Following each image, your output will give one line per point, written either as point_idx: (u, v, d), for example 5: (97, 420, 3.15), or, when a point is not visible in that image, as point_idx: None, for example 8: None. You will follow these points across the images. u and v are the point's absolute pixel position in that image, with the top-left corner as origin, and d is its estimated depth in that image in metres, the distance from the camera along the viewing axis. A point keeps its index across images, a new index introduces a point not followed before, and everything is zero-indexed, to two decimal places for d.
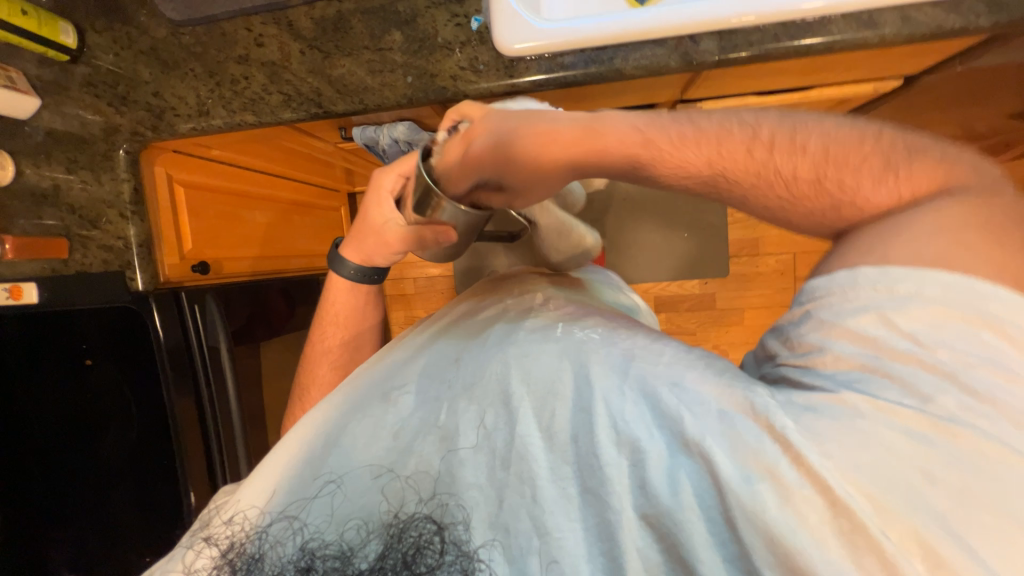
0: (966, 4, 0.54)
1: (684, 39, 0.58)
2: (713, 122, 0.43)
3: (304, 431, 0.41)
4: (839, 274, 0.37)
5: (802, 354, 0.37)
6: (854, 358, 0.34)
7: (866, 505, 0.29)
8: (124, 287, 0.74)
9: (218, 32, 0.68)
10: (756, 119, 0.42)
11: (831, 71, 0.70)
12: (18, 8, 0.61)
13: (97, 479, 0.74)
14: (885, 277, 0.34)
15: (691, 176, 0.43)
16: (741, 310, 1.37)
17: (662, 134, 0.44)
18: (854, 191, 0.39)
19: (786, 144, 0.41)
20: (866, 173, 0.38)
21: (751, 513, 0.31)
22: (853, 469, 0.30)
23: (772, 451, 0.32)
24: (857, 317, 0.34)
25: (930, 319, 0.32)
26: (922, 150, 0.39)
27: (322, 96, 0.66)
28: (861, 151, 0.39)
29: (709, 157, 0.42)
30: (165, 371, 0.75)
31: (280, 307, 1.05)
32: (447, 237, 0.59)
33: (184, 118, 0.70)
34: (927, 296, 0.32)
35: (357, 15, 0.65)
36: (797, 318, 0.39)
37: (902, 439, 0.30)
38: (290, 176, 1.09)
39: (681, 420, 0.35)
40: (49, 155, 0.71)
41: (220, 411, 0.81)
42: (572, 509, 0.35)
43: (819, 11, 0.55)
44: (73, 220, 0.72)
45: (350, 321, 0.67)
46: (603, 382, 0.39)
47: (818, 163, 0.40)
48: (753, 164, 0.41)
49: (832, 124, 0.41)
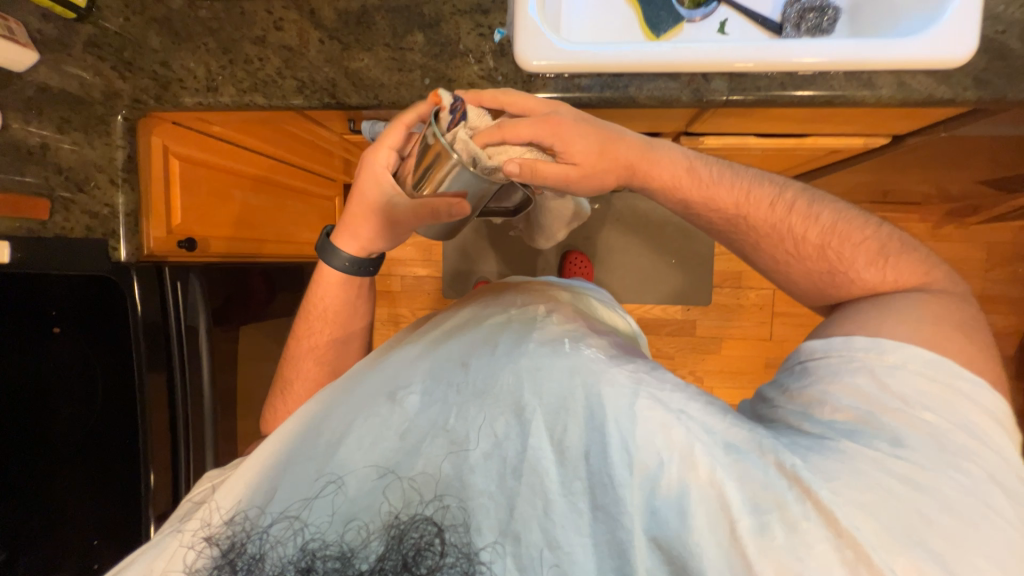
0: (955, 77, 0.59)
1: (696, 76, 0.61)
2: (750, 175, 0.54)
3: (310, 430, 0.41)
4: (837, 340, 0.46)
5: (800, 403, 0.44)
6: (849, 411, 0.41)
7: (873, 539, 0.34)
8: (106, 256, 0.73)
9: (237, 11, 0.67)
10: (782, 183, 0.54)
11: (829, 123, 0.74)
12: None
13: (54, 452, 0.71)
14: (877, 346, 0.44)
15: (720, 213, 0.53)
16: (720, 339, 1.41)
17: (709, 173, 0.53)
18: (849, 264, 0.51)
19: (804, 209, 0.52)
20: (861, 253, 0.50)
21: (760, 543, 0.35)
22: (860, 509, 0.35)
23: (782, 486, 0.36)
24: (855, 376, 0.43)
25: (916, 386, 0.41)
26: (913, 249, 0.51)
27: (336, 87, 0.66)
28: (862, 233, 0.51)
29: (739, 202, 0.52)
30: (138, 345, 0.72)
31: (259, 291, 1.00)
32: (461, 210, 0.52)
33: (190, 92, 0.68)
34: (910, 367, 0.42)
35: (381, 12, 0.65)
36: (797, 371, 0.48)
37: (901, 485, 0.36)
38: (289, 160, 1.07)
39: (692, 448, 0.38)
40: (41, 112, 0.66)
41: (192, 394, 0.77)
42: (582, 523, 0.36)
43: (824, 66, 0.59)
44: (58, 181, 0.68)
45: (340, 318, 0.65)
46: (614, 401, 0.41)
47: (825, 233, 0.51)
48: (775, 216, 0.52)
49: (843, 207, 0.53)
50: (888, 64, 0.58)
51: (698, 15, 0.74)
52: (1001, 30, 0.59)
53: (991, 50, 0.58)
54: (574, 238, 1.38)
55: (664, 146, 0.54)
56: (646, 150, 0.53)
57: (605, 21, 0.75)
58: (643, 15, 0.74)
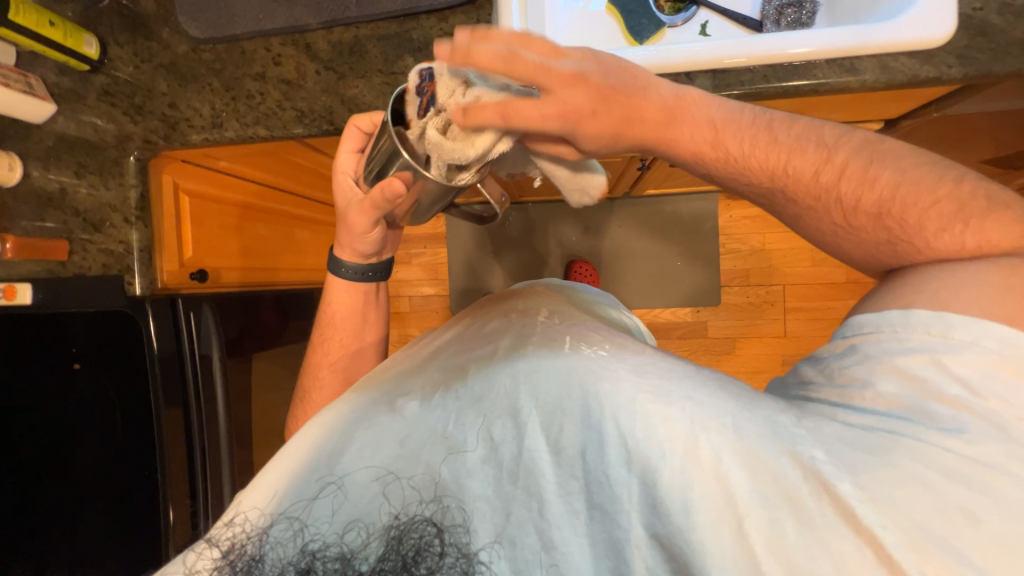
0: (939, 56, 0.59)
1: (680, 76, 0.62)
2: (794, 133, 0.48)
3: (306, 434, 0.40)
4: (892, 314, 0.42)
5: (843, 384, 0.42)
6: (895, 398, 0.39)
7: (899, 540, 0.33)
8: (121, 290, 0.75)
9: (238, 51, 0.71)
10: (836, 141, 0.48)
11: (820, 111, 0.74)
12: (46, 19, 0.63)
13: (75, 489, 0.71)
14: (941, 323, 0.39)
15: (754, 182, 0.49)
16: (734, 340, 1.38)
17: (743, 132, 0.48)
18: (915, 233, 0.45)
19: (857, 174, 0.46)
20: (931, 219, 0.44)
21: (770, 540, 0.35)
22: (886, 505, 0.34)
23: (797, 480, 0.36)
24: (908, 357, 0.40)
25: (986, 368, 0.37)
26: (1004, 207, 0.44)
27: (334, 114, 0.69)
28: (935, 196, 0.44)
29: (777, 172, 0.48)
30: (154, 381, 0.72)
31: (271, 320, 1.02)
32: (392, 189, 0.51)
33: (197, 129, 0.72)
34: (983, 347, 0.37)
35: (373, 41, 0.68)
36: (840, 347, 0.46)
37: (939, 478, 0.34)
38: (295, 190, 1.10)
39: (700, 443, 0.37)
40: (59, 159, 0.71)
41: (207, 421, 0.78)
42: (578, 524, 0.38)
43: (806, 56, 0.60)
44: (76, 224, 0.73)
45: (350, 323, 0.67)
46: (614, 400, 0.40)
47: (882, 200, 0.46)
48: (819, 186, 0.47)
49: (915, 164, 0.46)
50: (868, 50, 0.59)
51: (679, 20, 0.76)
52: (979, 6, 0.59)
53: (972, 28, 0.59)
54: (577, 247, 1.39)
55: (692, 101, 0.48)
56: (665, 120, 0.47)
57: (590, 32, 0.77)
58: (625, 24, 0.76)
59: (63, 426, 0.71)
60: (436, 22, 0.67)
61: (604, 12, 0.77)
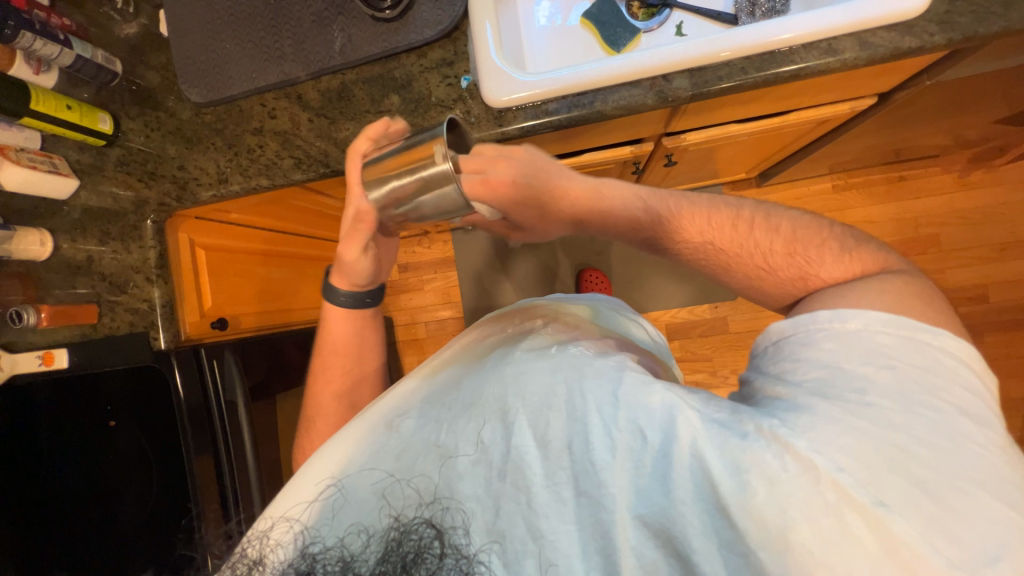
0: (919, 25, 0.58)
1: (657, 79, 0.63)
2: (707, 198, 0.53)
3: (319, 451, 0.42)
4: (801, 317, 0.43)
5: (775, 374, 0.41)
6: (818, 370, 0.38)
7: (858, 480, 0.31)
8: (147, 346, 0.77)
9: (236, 109, 0.75)
10: (741, 202, 0.52)
11: (805, 95, 0.73)
12: (62, 104, 0.69)
13: (112, 543, 0.72)
14: (838, 316, 0.40)
15: (687, 242, 0.52)
16: (758, 332, 1.33)
17: (667, 199, 0.53)
18: (817, 266, 0.48)
19: (763, 225, 0.50)
20: (826, 253, 0.48)
21: (741, 502, 0.33)
22: (838, 450, 0.32)
23: (760, 446, 0.34)
24: (823, 342, 0.40)
25: (885, 342, 0.38)
26: None
27: (329, 157, 0.72)
28: (820, 235, 0.49)
29: (706, 230, 0.51)
30: (183, 430, 0.74)
31: (295, 358, 1.05)
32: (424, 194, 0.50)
33: (205, 186, 0.76)
34: (872, 330, 0.39)
35: (358, 84, 0.71)
36: (770, 352, 0.44)
37: (865, 423, 0.34)
38: (297, 231, 1.15)
39: (675, 420, 0.37)
40: (85, 230, 0.77)
41: (238, 468, 0.78)
42: (566, 511, 0.36)
43: (784, 42, 0.59)
44: (103, 287, 0.77)
45: (349, 350, 0.67)
46: (596, 392, 0.40)
47: (789, 242, 0.49)
48: (739, 237, 0.50)
49: (797, 214, 0.52)
50: (846, 28, 0.59)
51: (654, 24, 0.77)
52: None
53: None
54: (585, 256, 1.40)
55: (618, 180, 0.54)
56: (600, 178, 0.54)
57: (566, 49, 0.79)
58: (601, 35, 0.77)
59: (105, 482, 0.73)
60: (416, 59, 0.70)
61: (579, 26, 0.79)
